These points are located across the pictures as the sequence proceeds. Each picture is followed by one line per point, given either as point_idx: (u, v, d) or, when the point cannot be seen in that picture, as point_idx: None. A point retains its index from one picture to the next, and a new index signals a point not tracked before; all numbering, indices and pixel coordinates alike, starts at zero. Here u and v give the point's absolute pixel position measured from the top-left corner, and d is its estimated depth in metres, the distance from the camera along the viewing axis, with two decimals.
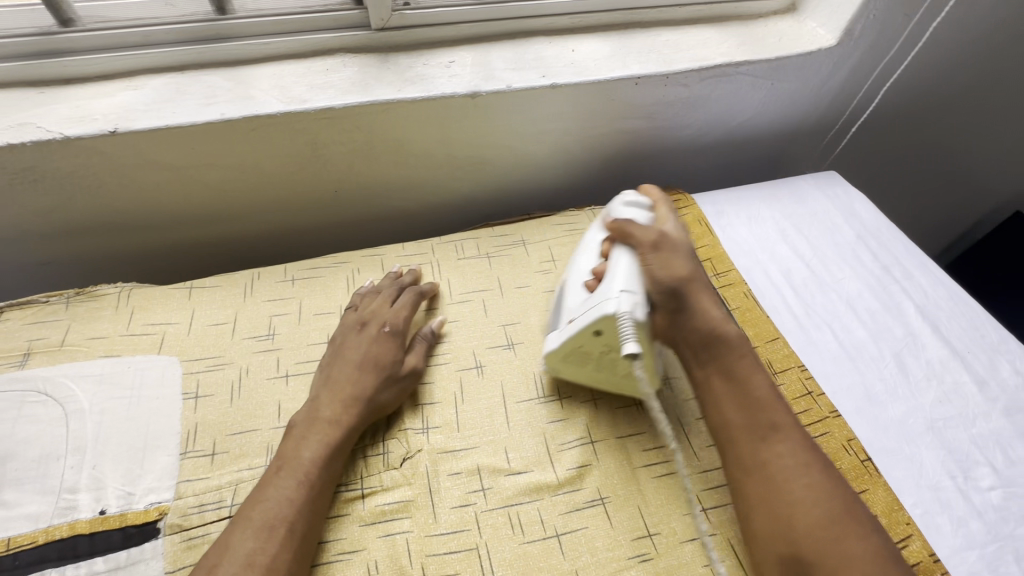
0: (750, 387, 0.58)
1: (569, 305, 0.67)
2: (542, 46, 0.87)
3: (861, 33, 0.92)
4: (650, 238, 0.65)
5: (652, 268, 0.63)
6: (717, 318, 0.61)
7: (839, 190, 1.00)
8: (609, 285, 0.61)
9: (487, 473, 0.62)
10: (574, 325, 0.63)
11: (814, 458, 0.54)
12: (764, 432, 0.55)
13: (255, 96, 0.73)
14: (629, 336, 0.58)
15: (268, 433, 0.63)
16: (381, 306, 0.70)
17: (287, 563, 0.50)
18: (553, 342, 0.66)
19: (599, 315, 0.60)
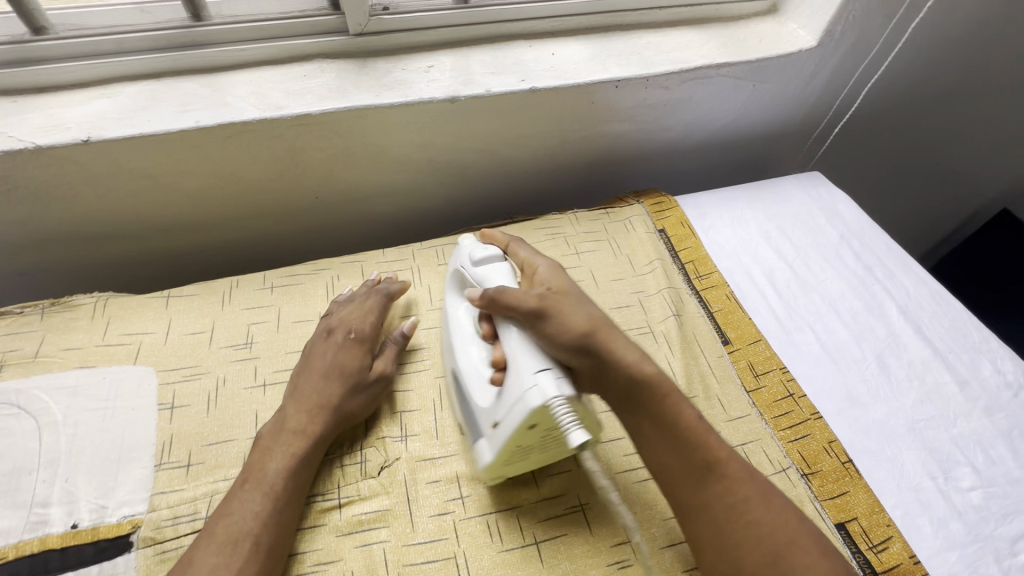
0: (682, 428, 0.54)
1: (485, 406, 0.57)
2: (522, 50, 0.87)
3: (841, 34, 0.92)
4: (530, 300, 0.56)
5: (551, 337, 0.53)
6: (632, 356, 0.55)
7: (822, 191, 1.00)
8: (521, 372, 0.52)
9: (466, 481, 0.62)
10: (505, 430, 0.53)
11: (759, 490, 0.52)
12: (700, 475, 0.53)
13: (231, 103, 0.73)
14: (570, 423, 0.48)
15: (244, 443, 0.63)
16: (349, 313, 0.70)
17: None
18: (489, 452, 0.56)
19: (526, 412, 0.50)
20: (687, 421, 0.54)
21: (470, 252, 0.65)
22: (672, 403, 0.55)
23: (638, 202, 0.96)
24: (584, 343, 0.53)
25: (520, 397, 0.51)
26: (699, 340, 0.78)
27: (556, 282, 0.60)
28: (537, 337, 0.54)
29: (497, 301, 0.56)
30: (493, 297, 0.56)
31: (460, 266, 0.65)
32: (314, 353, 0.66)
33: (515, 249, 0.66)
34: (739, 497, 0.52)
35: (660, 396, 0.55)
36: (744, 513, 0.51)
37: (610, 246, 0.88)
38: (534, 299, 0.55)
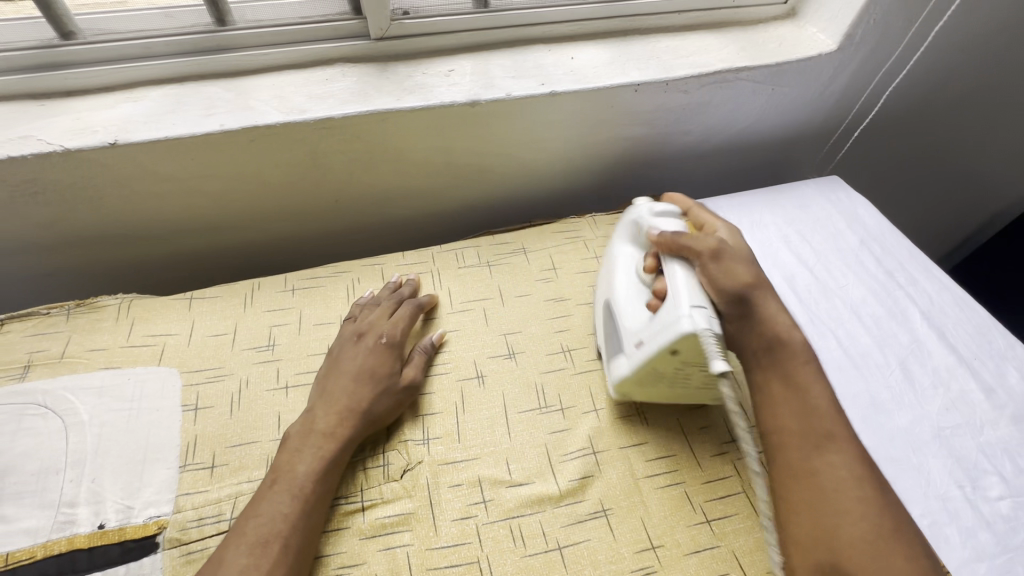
0: (810, 393, 0.56)
1: (635, 327, 0.64)
2: (541, 54, 0.87)
3: (862, 37, 0.92)
4: (706, 246, 0.62)
5: (715, 274, 0.60)
6: (787, 324, 0.60)
7: (842, 195, 1.00)
8: (678, 302, 0.58)
9: (489, 485, 0.61)
10: (649, 349, 0.60)
11: (874, 476, 0.52)
12: (819, 440, 0.53)
13: (254, 107, 0.74)
14: (714, 353, 0.54)
15: (267, 445, 0.63)
16: (379, 318, 0.70)
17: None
18: (626, 368, 0.64)
19: (676, 334, 0.57)
20: (813, 394, 0.56)
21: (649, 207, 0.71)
22: (801, 368, 0.58)
23: None
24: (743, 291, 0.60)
25: (672, 321, 0.58)
26: None
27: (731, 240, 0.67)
28: (705, 274, 0.61)
29: (675, 241, 0.63)
30: (673, 238, 0.63)
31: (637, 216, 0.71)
32: (344, 356, 0.67)
33: (698, 214, 0.73)
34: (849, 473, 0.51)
35: (794, 359, 0.58)
36: (851, 487, 0.51)
37: None
38: (713, 243, 0.62)
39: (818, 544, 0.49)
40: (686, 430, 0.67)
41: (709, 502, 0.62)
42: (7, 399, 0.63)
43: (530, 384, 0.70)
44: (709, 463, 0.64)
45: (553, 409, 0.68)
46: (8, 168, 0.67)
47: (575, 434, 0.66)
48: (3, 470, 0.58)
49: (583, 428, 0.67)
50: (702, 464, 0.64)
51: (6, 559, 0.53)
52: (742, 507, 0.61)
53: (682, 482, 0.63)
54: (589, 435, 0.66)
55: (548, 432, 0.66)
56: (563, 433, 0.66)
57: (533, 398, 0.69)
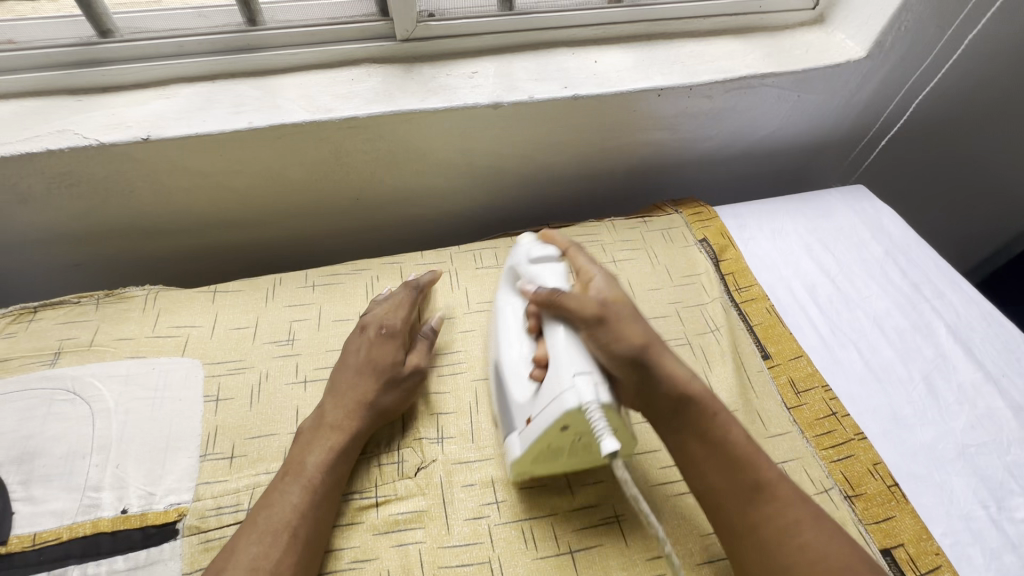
0: (726, 448, 0.55)
1: (522, 402, 0.59)
2: (565, 57, 0.87)
3: (892, 45, 0.90)
4: (588, 312, 0.57)
5: (601, 343, 0.56)
6: (686, 376, 0.57)
7: (867, 205, 0.98)
8: (561, 373, 0.54)
9: (502, 486, 0.62)
10: (538, 427, 0.55)
11: (809, 513, 0.52)
12: (750, 495, 0.53)
13: (282, 105, 0.75)
14: (603, 431, 0.50)
15: (285, 438, 0.64)
16: (378, 310, 0.70)
17: (291, 570, 0.50)
18: (518, 447, 0.58)
19: (560, 411, 0.53)
20: (735, 443, 0.55)
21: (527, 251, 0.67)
22: (714, 423, 0.56)
23: (677, 212, 0.95)
24: (631, 357, 0.55)
25: (556, 397, 0.53)
26: (739, 354, 0.77)
27: (613, 295, 0.61)
28: (590, 343, 0.57)
29: (556, 299, 0.59)
30: (548, 297, 0.60)
31: (516, 261, 0.68)
32: (349, 348, 0.67)
33: (573, 255, 0.67)
34: (786, 521, 0.51)
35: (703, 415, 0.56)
36: (794, 536, 0.50)
37: (647, 255, 0.87)
38: (596, 307, 0.58)
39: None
40: None
41: None
42: (38, 384, 0.65)
43: None
44: None
45: None
46: (46, 161, 0.69)
47: None
48: (33, 452, 0.60)
49: None
50: None
51: (34, 539, 0.55)
52: None
53: None
54: None
55: None
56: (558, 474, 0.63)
57: None
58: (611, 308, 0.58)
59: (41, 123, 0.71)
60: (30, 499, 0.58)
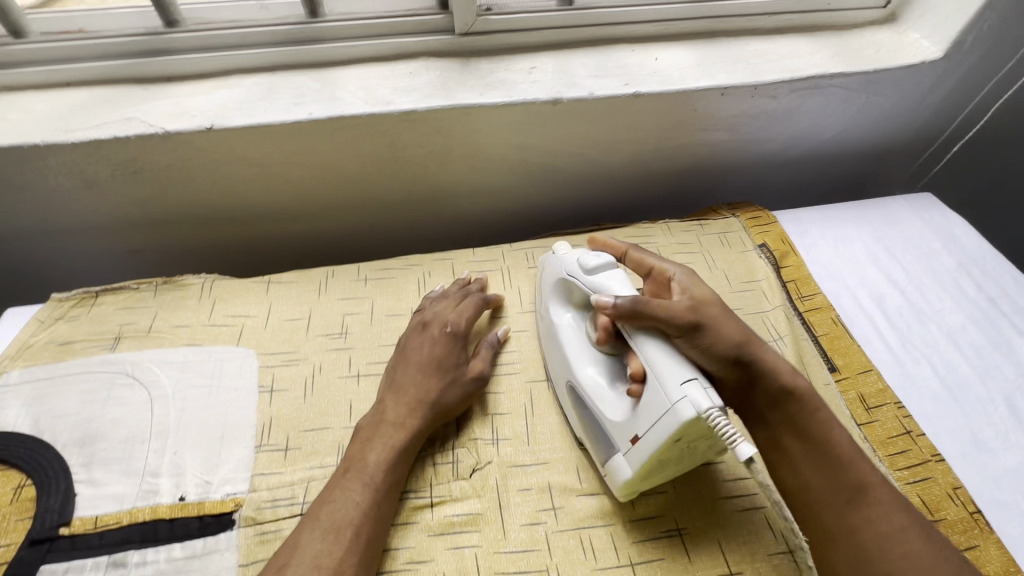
0: (829, 449, 0.54)
1: (620, 421, 0.55)
2: (624, 54, 0.85)
3: (970, 45, 0.86)
4: (687, 317, 0.54)
5: (700, 348, 0.54)
6: (787, 371, 0.56)
7: (936, 213, 0.93)
8: (667, 384, 0.50)
9: (559, 492, 0.60)
10: (652, 445, 0.51)
11: (912, 519, 0.51)
12: (853, 497, 0.52)
13: (341, 98, 0.75)
14: (734, 437, 0.46)
15: (338, 433, 0.63)
16: (444, 308, 0.70)
17: (354, 568, 0.49)
18: (626, 469, 0.55)
19: (677, 424, 0.49)
20: (837, 443, 0.54)
21: (580, 259, 0.63)
22: (817, 422, 0.55)
23: (733, 215, 0.92)
24: (732, 356, 0.55)
25: (667, 410, 0.50)
26: (804, 364, 0.73)
27: (699, 295, 0.60)
28: (689, 350, 0.54)
29: (635, 310, 0.54)
30: (627, 308, 0.54)
31: (568, 273, 0.65)
32: (409, 346, 0.66)
33: (634, 256, 0.67)
34: (887, 526, 0.50)
35: (804, 413, 0.55)
36: (896, 546, 0.49)
37: (704, 260, 0.85)
38: (688, 313, 0.54)
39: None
40: None
41: None
42: (99, 368, 0.66)
43: None
44: None
45: None
46: (113, 147, 0.70)
47: None
48: (95, 435, 0.61)
49: None
50: None
51: (95, 522, 0.55)
52: None
53: (763, 507, 0.59)
54: None
55: None
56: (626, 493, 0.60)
57: None
58: (704, 310, 0.55)
59: (110, 110, 0.72)
60: (90, 481, 0.58)
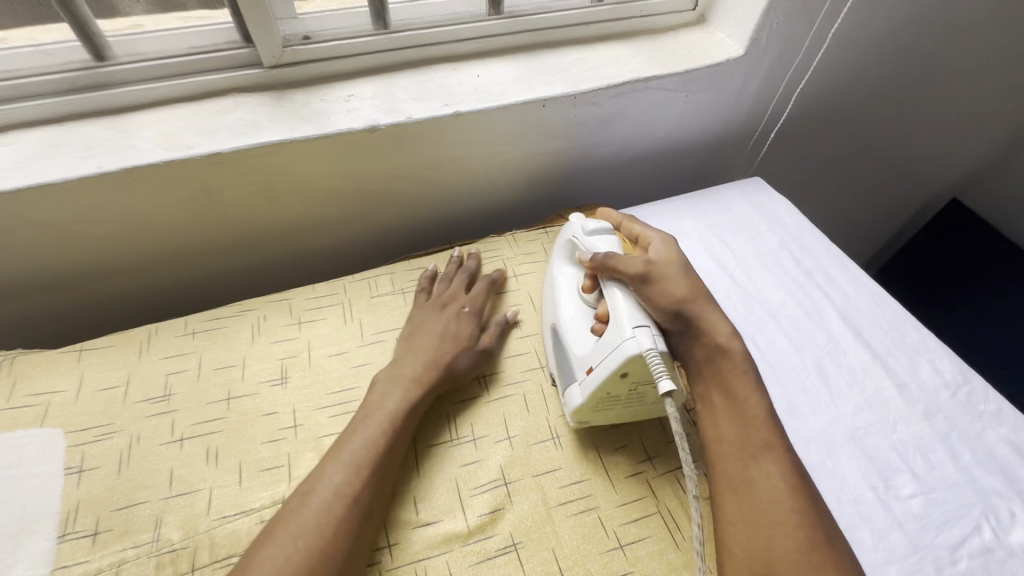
0: (745, 403, 0.57)
1: (582, 355, 0.64)
2: (446, 74, 0.85)
3: (767, 41, 0.92)
4: (637, 271, 0.63)
5: (646, 299, 0.61)
6: (725, 332, 0.62)
7: (763, 197, 1.00)
8: (620, 325, 0.59)
9: (395, 528, 0.59)
10: (599, 375, 0.60)
11: (801, 484, 0.52)
12: (755, 452, 0.54)
13: (136, 145, 0.70)
14: (661, 373, 0.55)
15: (157, 505, 0.59)
16: (459, 291, 0.78)
17: (368, 499, 0.55)
18: (579, 396, 0.63)
19: (622, 359, 0.57)
20: (754, 402, 0.57)
21: (583, 224, 0.72)
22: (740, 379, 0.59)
23: None
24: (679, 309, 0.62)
25: (616, 347, 0.58)
26: None
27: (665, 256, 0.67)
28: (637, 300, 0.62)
29: (603, 263, 0.64)
30: (600, 260, 0.64)
31: (573, 235, 0.73)
32: (424, 321, 0.74)
33: (627, 225, 0.75)
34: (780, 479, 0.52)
35: (732, 369, 0.60)
36: (781, 498, 0.51)
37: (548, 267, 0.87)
38: (641, 266, 0.63)
39: (750, 556, 0.49)
40: (602, 451, 0.67)
41: (621, 527, 0.61)
42: None
43: (441, 417, 0.69)
44: (625, 486, 0.65)
45: (465, 441, 0.67)
46: None
47: (486, 466, 0.65)
48: None
49: (495, 459, 0.65)
50: (617, 486, 0.64)
51: None
52: (655, 529, 0.61)
53: (594, 507, 0.62)
54: (502, 467, 0.65)
55: (458, 466, 0.65)
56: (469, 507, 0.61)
57: (443, 430, 0.68)
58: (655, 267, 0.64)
59: None
60: None
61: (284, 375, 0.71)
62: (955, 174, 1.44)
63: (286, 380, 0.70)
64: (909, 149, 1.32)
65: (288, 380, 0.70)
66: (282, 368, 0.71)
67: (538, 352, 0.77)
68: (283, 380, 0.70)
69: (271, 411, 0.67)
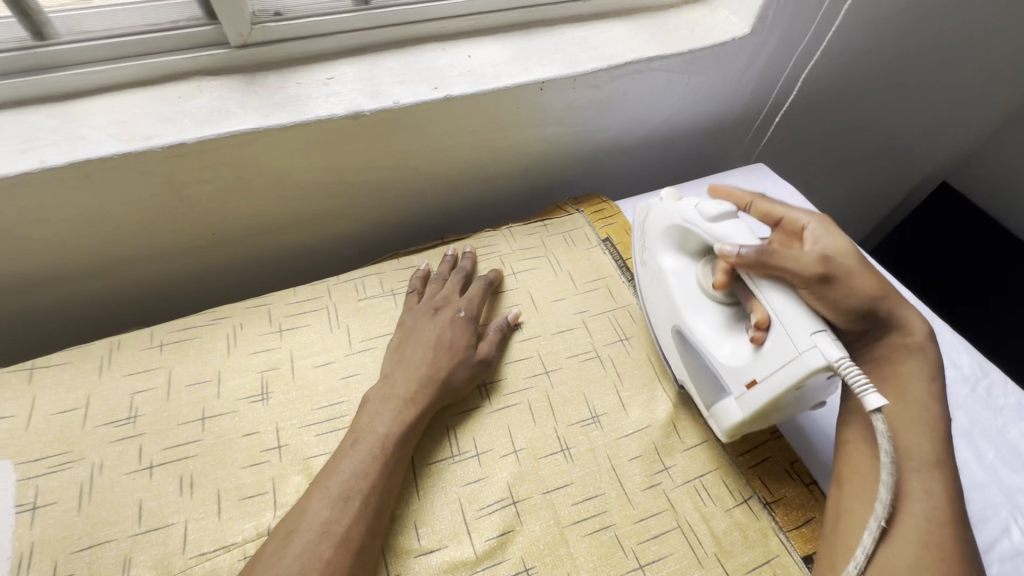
0: (921, 413, 0.55)
1: (737, 366, 0.57)
2: (435, 54, 0.78)
3: (775, 18, 0.87)
4: (811, 271, 0.54)
5: (829, 300, 0.55)
6: (918, 334, 0.59)
7: (767, 183, 0.96)
8: (793, 335, 0.51)
9: (395, 559, 0.54)
10: (771, 390, 0.53)
11: (956, 509, 0.51)
12: (925, 466, 0.52)
13: (86, 136, 0.62)
14: (864, 387, 0.47)
15: (124, 544, 0.53)
16: (452, 293, 0.72)
17: (361, 536, 0.50)
18: (738, 411, 0.58)
19: (805, 373, 0.50)
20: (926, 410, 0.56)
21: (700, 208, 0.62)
22: (919, 386, 0.57)
23: (579, 210, 0.90)
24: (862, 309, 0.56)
25: (794, 358, 0.51)
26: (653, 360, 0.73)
27: (832, 244, 0.59)
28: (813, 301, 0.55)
29: (763, 264, 0.54)
30: (756, 260, 0.54)
31: (686, 220, 0.64)
32: (416, 328, 0.67)
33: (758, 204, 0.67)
34: (942, 502, 0.50)
35: (912, 375, 0.57)
36: (939, 520, 0.49)
37: (549, 263, 0.82)
38: (810, 264, 0.54)
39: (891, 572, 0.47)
40: (615, 462, 0.63)
41: (641, 546, 0.57)
42: None
43: (440, 430, 0.63)
44: (642, 499, 0.60)
45: (468, 456, 0.62)
46: None
47: (493, 483, 0.60)
48: None
49: (503, 475, 0.60)
50: (633, 500, 0.60)
51: None
52: (677, 546, 0.57)
53: (611, 525, 0.58)
54: (509, 484, 0.60)
55: (462, 484, 0.59)
56: (476, 531, 0.56)
57: (444, 445, 0.62)
58: (833, 260, 0.55)
59: None
60: None
61: (265, 391, 0.64)
62: (949, 157, 1.42)
63: (267, 396, 0.64)
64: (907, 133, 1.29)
65: (269, 396, 0.64)
66: (263, 382, 0.65)
67: (542, 355, 0.71)
68: (264, 396, 0.63)
69: (251, 430, 0.61)
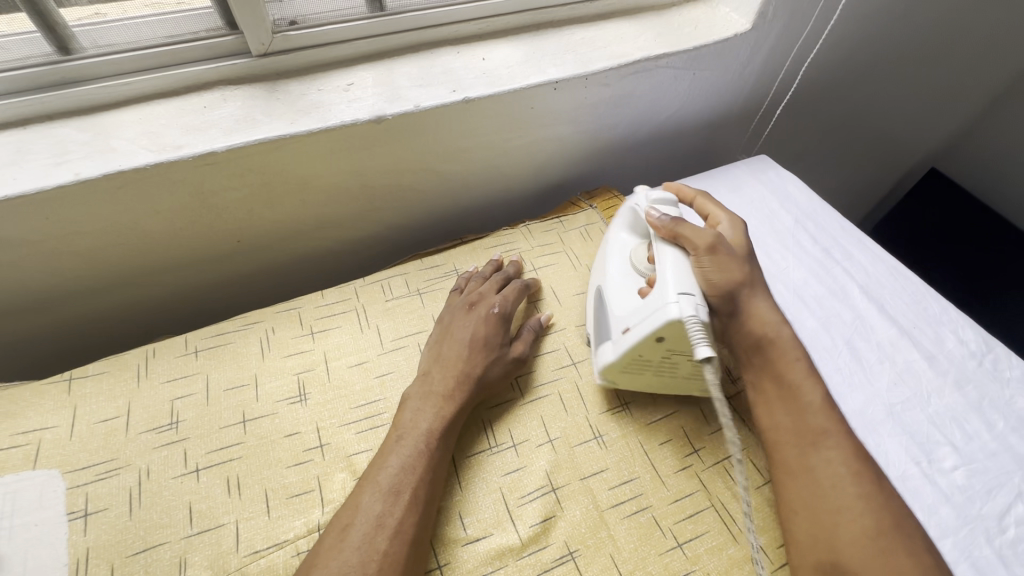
0: (802, 392, 0.62)
1: (621, 316, 0.65)
2: (450, 58, 0.80)
3: (774, 14, 0.89)
4: (704, 241, 0.64)
5: (705, 273, 0.64)
6: (773, 319, 0.66)
7: (771, 173, 0.99)
8: (665, 290, 0.60)
9: (442, 548, 0.55)
10: (636, 334, 0.61)
11: (851, 470, 0.56)
12: (813, 439, 0.59)
13: (117, 148, 0.63)
14: (699, 340, 0.56)
15: (178, 545, 0.54)
16: (488, 290, 0.73)
17: (413, 528, 0.52)
18: (610, 354, 0.65)
19: (661, 322, 0.58)
20: (801, 389, 0.62)
21: (645, 195, 0.73)
22: (792, 365, 0.63)
23: (592, 206, 0.92)
24: (731, 292, 0.64)
25: (659, 308, 0.59)
26: None
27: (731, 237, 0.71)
28: (697, 270, 0.64)
29: (674, 229, 0.66)
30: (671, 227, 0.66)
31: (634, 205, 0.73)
32: (454, 324, 0.69)
33: (701, 201, 0.77)
34: (844, 467, 0.56)
35: (783, 357, 0.64)
36: (841, 485, 0.55)
37: (567, 258, 0.84)
38: (709, 238, 0.64)
39: (817, 546, 0.53)
40: (648, 446, 0.65)
41: (678, 525, 0.59)
42: None
43: (477, 424, 0.65)
44: (675, 480, 0.62)
45: (505, 446, 0.63)
46: None
47: (531, 472, 0.61)
48: None
49: (540, 464, 0.62)
50: (667, 483, 0.62)
51: None
52: (711, 524, 0.59)
53: (647, 507, 0.60)
54: (548, 472, 0.61)
55: (502, 476, 0.61)
56: (519, 520, 0.58)
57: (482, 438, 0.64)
58: (724, 242, 0.66)
59: None
60: None
61: (302, 392, 0.65)
62: (938, 144, 1.46)
63: (306, 397, 0.65)
64: (898, 123, 1.33)
65: (308, 397, 0.65)
66: (299, 383, 0.66)
67: (568, 347, 0.73)
68: (302, 397, 0.65)
69: (293, 431, 0.62)
